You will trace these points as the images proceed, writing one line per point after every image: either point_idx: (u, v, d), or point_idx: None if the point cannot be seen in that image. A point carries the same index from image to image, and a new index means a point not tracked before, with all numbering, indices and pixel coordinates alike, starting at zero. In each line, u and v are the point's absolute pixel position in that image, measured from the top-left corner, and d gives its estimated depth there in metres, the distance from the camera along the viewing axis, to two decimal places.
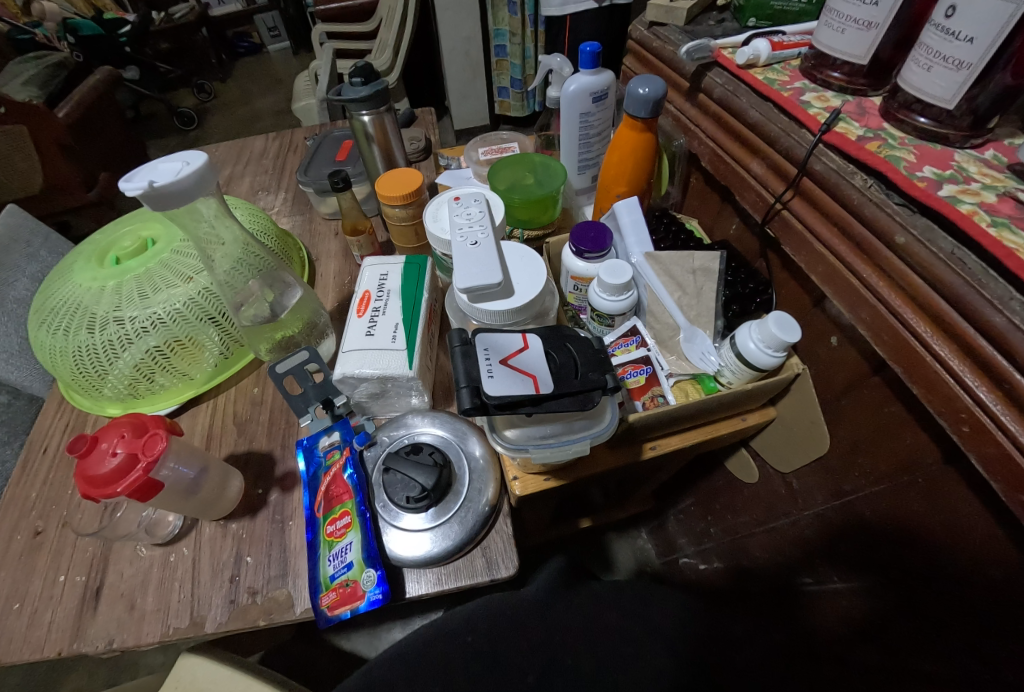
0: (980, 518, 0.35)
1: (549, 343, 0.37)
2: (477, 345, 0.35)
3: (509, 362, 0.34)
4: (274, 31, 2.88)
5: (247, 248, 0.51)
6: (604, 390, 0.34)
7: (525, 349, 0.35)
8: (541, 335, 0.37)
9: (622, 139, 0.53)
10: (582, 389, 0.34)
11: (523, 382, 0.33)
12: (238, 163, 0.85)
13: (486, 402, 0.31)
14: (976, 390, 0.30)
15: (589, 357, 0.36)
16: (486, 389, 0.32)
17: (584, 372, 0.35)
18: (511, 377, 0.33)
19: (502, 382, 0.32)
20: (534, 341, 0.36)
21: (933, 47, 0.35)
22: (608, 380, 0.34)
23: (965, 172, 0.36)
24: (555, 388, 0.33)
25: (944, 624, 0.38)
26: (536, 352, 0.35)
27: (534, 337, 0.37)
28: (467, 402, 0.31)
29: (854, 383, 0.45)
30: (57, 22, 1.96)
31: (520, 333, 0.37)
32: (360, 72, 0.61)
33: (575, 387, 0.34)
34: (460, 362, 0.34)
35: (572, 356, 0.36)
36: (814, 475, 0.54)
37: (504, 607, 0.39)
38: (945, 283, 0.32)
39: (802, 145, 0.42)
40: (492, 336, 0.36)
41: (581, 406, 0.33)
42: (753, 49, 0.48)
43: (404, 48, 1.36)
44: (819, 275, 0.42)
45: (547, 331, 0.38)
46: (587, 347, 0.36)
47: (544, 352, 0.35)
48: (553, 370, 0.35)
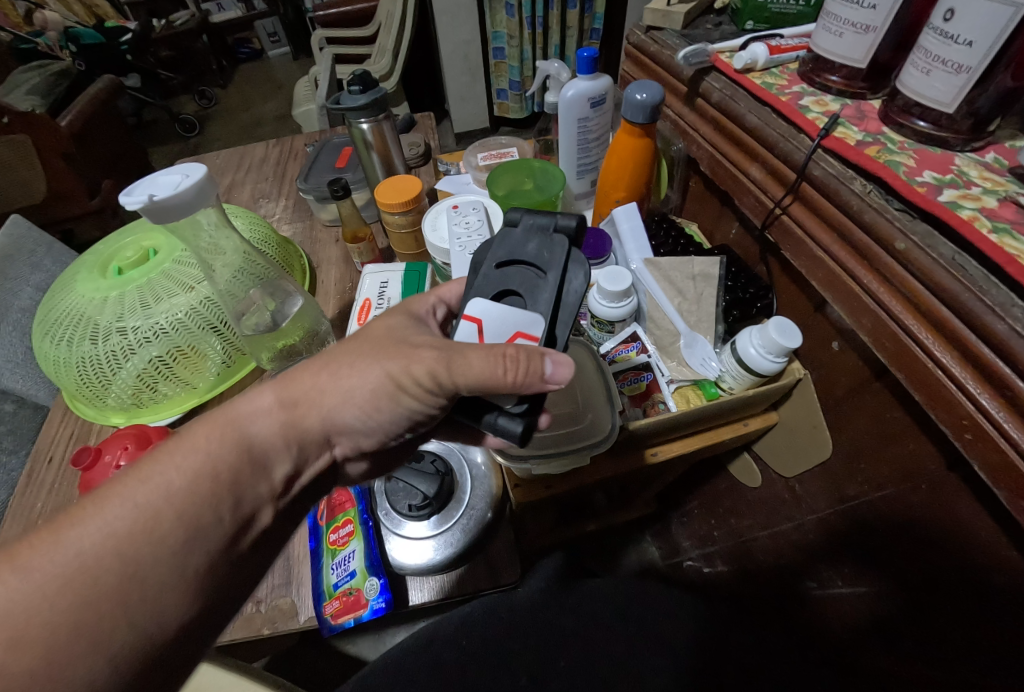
0: (983, 524, 0.35)
1: (494, 290, 0.30)
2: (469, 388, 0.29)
3: None
4: (274, 36, 2.89)
5: (248, 257, 0.51)
6: (570, 223, 0.32)
7: (480, 325, 0.29)
8: (478, 294, 0.30)
9: (621, 145, 0.52)
10: (559, 256, 0.31)
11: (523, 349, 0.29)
12: (239, 171, 0.85)
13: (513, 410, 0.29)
14: (978, 397, 0.30)
15: (535, 238, 0.32)
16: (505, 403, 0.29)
17: (545, 261, 0.31)
18: None
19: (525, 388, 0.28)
20: (484, 307, 0.29)
21: (932, 50, 0.35)
22: (557, 233, 0.32)
23: (966, 177, 0.36)
24: (550, 296, 0.30)
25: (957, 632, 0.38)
26: (503, 314, 0.29)
27: (474, 299, 0.30)
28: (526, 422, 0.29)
29: (855, 388, 0.45)
30: (57, 32, 1.95)
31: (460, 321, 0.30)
32: (358, 80, 0.61)
33: (562, 273, 0.30)
34: (465, 420, 0.30)
35: (521, 262, 0.31)
36: (817, 479, 0.53)
37: (502, 610, 0.39)
38: (945, 289, 0.31)
39: (801, 151, 0.41)
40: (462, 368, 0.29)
41: (567, 262, 0.31)
42: (750, 54, 0.48)
43: (402, 53, 1.35)
44: (820, 280, 0.41)
45: (486, 279, 0.31)
46: (524, 244, 0.32)
47: (495, 303, 0.30)
48: (525, 298, 0.30)
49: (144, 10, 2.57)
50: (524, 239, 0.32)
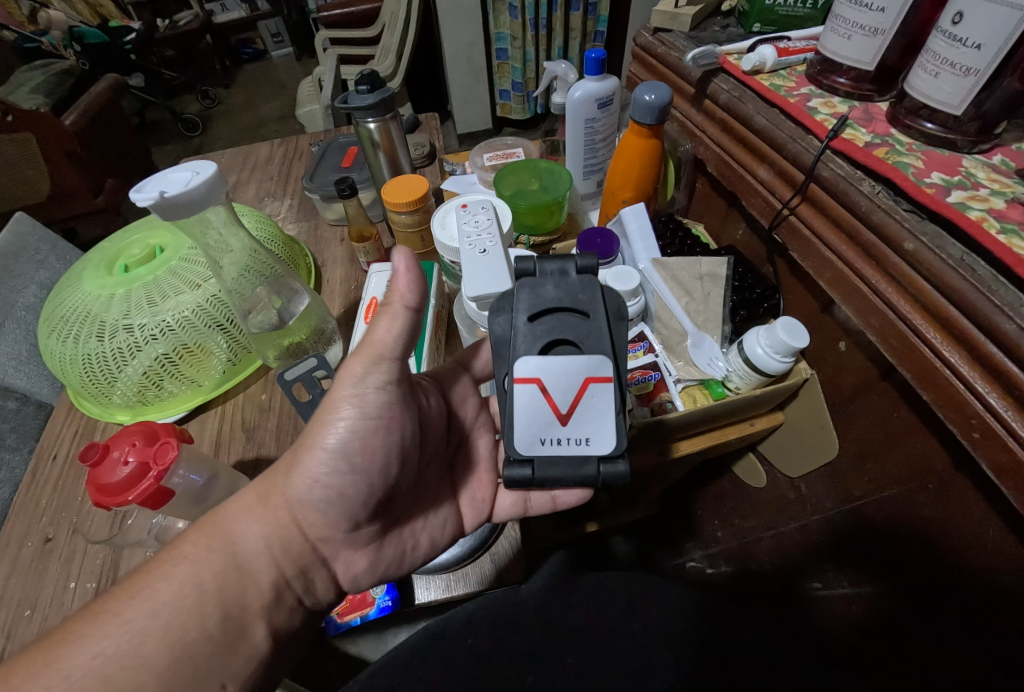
0: (990, 523, 0.35)
1: (546, 345, 0.30)
2: (538, 443, 0.30)
3: (563, 412, 0.30)
4: (277, 37, 2.90)
5: (256, 255, 0.51)
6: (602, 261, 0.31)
7: (542, 388, 0.30)
8: (531, 355, 0.30)
9: (629, 146, 0.53)
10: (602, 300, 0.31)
11: (602, 393, 0.30)
12: (244, 170, 0.85)
13: (614, 453, 0.30)
14: (987, 396, 0.30)
15: (560, 282, 0.31)
16: (604, 449, 0.30)
17: (586, 304, 0.30)
18: (590, 405, 0.30)
19: (609, 429, 0.30)
20: (539, 365, 0.29)
21: (940, 53, 0.35)
22: (584, 272, 0.31)
23: (974, 178, 0.36)
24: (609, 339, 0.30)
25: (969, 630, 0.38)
26: (567, 361, 0.29)
27: (523, 361, 0.30)
28: (622, 460, 0.30)
29: (862, 388, 0.45)
30: (63, 32, 1.92)
31: (521, 391, 0.30)
32: (366, 79, 0.61)
33: (610, 315, 0.30)
34: (568, 483, 0.30)
35: (556, 307, 0.30)
36: (823, 479, 0.53)
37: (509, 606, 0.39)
38: (954, 289, 0.32)
39: (809, 152, 0.42)
40: (529, 425, 0.30)
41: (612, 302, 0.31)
42: (759, 54, 0.48)
43: (406, 53, 1.35)
44: (827, 280, 0.42)
45: (519, 333, 0.30)
46: (549, 289, 0.31)
47: (553, 360, 0.30)
48: (581, 340, 0.30)
49: (147, 10, 2.58)
50: (543, 284, 0.31)
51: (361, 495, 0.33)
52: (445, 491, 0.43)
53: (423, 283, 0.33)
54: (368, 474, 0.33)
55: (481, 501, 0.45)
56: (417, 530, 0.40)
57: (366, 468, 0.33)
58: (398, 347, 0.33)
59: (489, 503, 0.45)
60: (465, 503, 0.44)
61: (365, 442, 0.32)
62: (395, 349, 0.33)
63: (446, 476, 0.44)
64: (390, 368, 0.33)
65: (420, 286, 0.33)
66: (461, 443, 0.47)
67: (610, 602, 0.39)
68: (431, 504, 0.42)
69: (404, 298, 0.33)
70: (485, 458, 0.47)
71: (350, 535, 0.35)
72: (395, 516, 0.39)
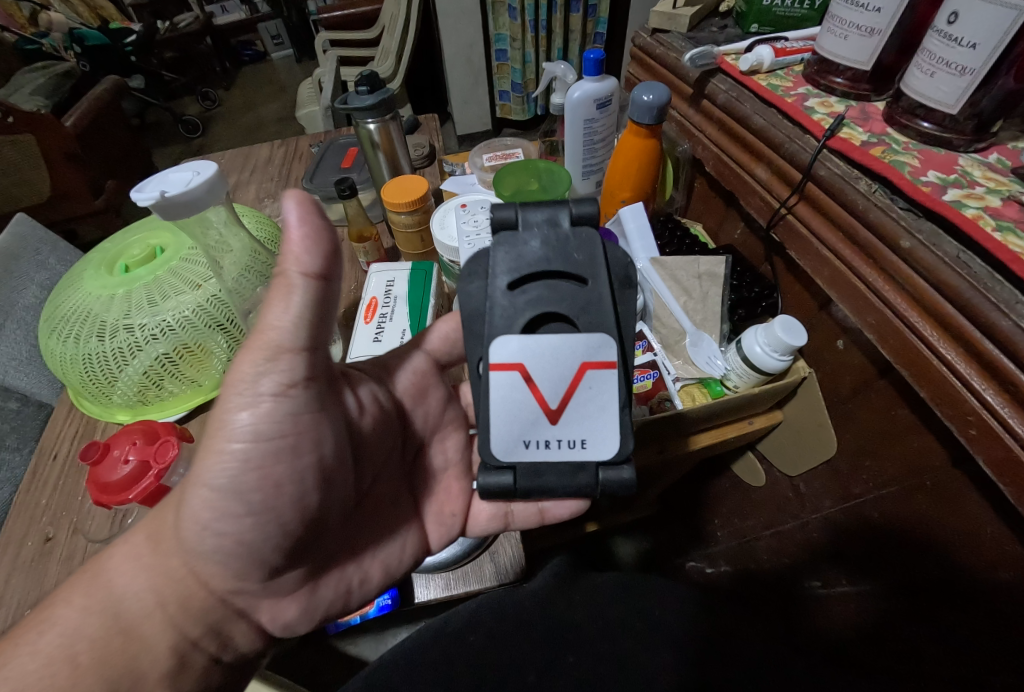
0: (988, 520, 0.35)
1: (534, 327, 0.28)
2: (523, 447, 0.29)
3: (554, 407, 0.28)
4: (277, 39, 2.91)
5: (256, 255, 0.51)
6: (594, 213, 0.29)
7: (529, 380, 0.28)
8: (518, 341, 0.28)
9: (628, 145, 0.53)
10: (595, 260, 0.28)
11: (601, 384, 0.28)
12: (244, 171, 0.85)
13: (617, 457, 0.29)
14: (983, 393, 0.30)
15: (547, 237, 0.28)
16: (606, 453, 0.29)
17: (583, 267, 0.28)
18: (585, 397, 0.28)
19: (607, 432, 0.29)
20: (523, 352, 0.28)
21: (936, 53, 0.35)
22: (574, 226, 0.29)
23: (970, 176, 0.36)
24: (609, 306, 0.28)
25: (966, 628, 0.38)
26: (555, 341, 0.28)
27: (506, 346, 0.28)
28: (627, 466, 0.29)
29: (859, 386, 0.45)
30: (63, 33, 1.94)
31: (505, 384, 0.28)
32: (365, 80, 0.62)
33: (609, 279, 0.28)
34: (564, 490, 0.29)
35: (542, 270, 0.28)
36: (821, 478, 0.53)
37: (509, 603, 0.39)
38: (951, 286, 0.32)
39: (806, 151, 0.42)
40: (512, 427, 0.29)
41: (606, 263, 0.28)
42: (757, 55, 0.49)
43: (406, 55, 1.35)
44: (825, 278, 0.42)
45: (499, 302, 0.28)
46: (534, 247, 0.28)
47: (541, 346, 0.28)
48: (571, 309, 0.28)
49: (149, 12, 2.59)
50: (526, 240, 0.28)
51: (275, 543, 0.28)
52: (394, 511, 0.38)
53: (327, 244, 0.25)
54: (278, 515, 0.27)
55: (450, 516, 0.42)
56: (362, 560, 0.36)
57: (274, 509, 0.27)
58: (302, 334, 0.25)
59: (458, 519, 0.42)
60: (430, 520, 0.41)
61: (273, 476, 0.26)
62: (301, 340, 0.25)
63: (399, 492, 0.39)
64: (291, 365, 0.25)
65: (324, 249, 0.25)
66: (417, 452, 0.42)
67: (609, 599, 0.39)
68: (376, 527, 0.37)
69: (301, 263, 0.24)
70: (451, 464, 0.43)
71: (269, 585, 0.31)
72: (340, 541, 0.34)
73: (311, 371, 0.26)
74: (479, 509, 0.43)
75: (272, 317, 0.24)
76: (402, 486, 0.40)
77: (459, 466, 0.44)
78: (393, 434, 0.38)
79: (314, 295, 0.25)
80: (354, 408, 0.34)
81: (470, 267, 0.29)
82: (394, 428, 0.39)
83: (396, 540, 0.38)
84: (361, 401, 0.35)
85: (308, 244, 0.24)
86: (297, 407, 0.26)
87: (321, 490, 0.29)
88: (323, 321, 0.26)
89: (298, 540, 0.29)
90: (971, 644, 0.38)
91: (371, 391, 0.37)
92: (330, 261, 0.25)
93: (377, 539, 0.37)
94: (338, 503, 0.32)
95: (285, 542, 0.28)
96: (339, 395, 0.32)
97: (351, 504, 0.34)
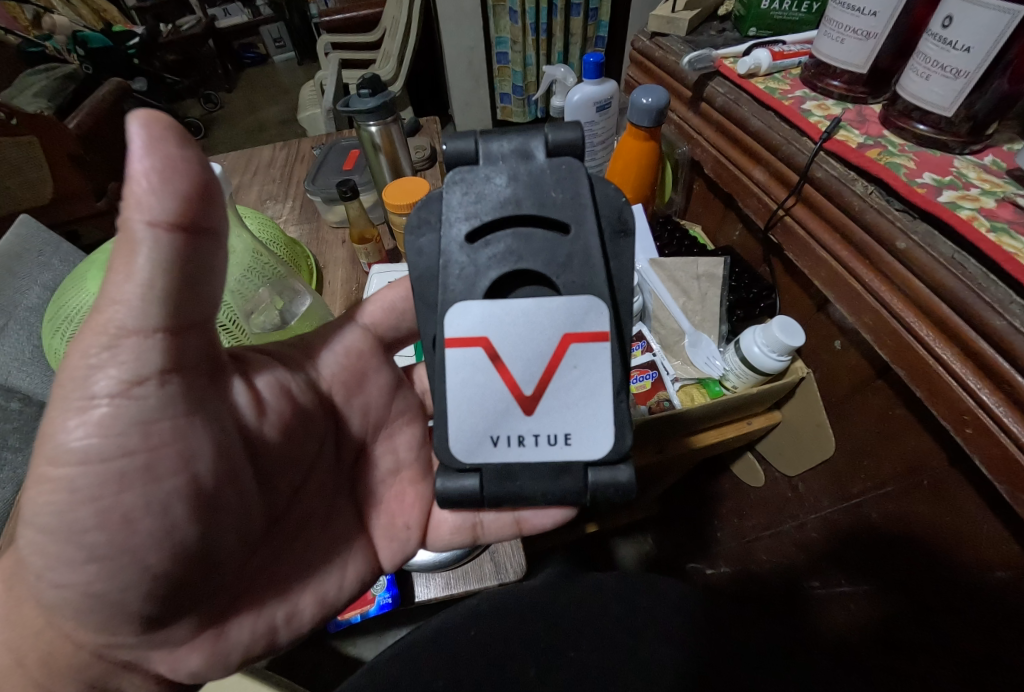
0: (983, 519, 0.36)
1: (504, 289, 0.26)
2: (490, 445, 0.27)
3: (528, 389, 0.26)
4: (280, 41, 2.92)
5: (258, 256, 0.52)
6: (572, 141, 0.25)
7: (498, 357, 0.26)
8: (483, 313, 0.25)
9: (627, 148, 0.53)
10: (574, 198, 0.25)
11: (591, 363, 0.26)
12: (246, 173, 0.86)
13: (610, 454, 0.26)
14: (978, 392, 0.31)
15: (515, 173, 0.25)
16: (598, 449, 0.26)
17: (567, 215, 0.25)
18: (566, 380, 0.26)
19: (594, 431, 0.26)
20: (489, 327, 0.25)
21: (931, 56, 0.35)
22: (549, 157, 0.25)
23: (965, 178, 0.37)
24: (595, 253, 0.25)
25: (966, 624, 0.38)
26: (527, 304, 0.25)
27: (469, 318, 0.25)
28: (623, 467, 0.27)
29: (857, 387, 0.45)
30: (67, 36, 1.96)
31: (472, 361, 0.26)
32: (367, 83, 0.62)
33: (597, 227, 0.25)
34: (537, 497, 0.27)
35: (509, 216, 0.25)
36: (820, 478, 0.54)
37: (509, 596, 0.40)
38: (946, 287, 0.32)
39: (804, 152, 0.42)
40: (477, 423, 0.26)
41: (591, 200, 0.25)
42: (754, 59, 0.50)
43: (408, 57, 1.36)
44: (822, 279, 0.42)
45: (456, 258, 0.25)
46: (501, 187, 0.25)
47: (512, 321, 0.25)
48: (544, 262, 0.25)
49: (152, 15, 2.60)
50: (490, 180, 0.25)
51: (142, 590, 0.23)
52: (331, 527, 0.33)
53: (188, 182, 0.20)
54: (137, 556, 0.22)
55: (405, 529, 0.36)
56: (289, 590, 0.30)
57: (129, 547, 0.22)
58: (152, 313, 0.21)
59: (414, 533, 0.36)
60: (380, 535, 0.36)
61: (122, 507, 0.21)
62: (153, 320, 0.21)
63: (337, 503, 0.34)
64: (133, 354, 0.20)
65: (181, 187, 0.19)
66: (357, 455, 0.36)
67: (607, 595, 0.39)
68: (309, 547, 0.31)
69: (146, 210, 0.19)
70: (406, 460, 0.38)
71: (150, 638, 0.25)
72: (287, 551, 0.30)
73: (176, 360, 0.22)
74: (441, 520, 0.38)
75: (114, 290, 0.20)
76: (340, 495, 0.34)
77: (411, 468, 0.38)
78: (317, 434, 0.33)
79: (171, 249, 0.20)
80: (250, 402, 0.28)
81: (423, 216, 0.26)
82: (322, 428, 0.33)
83: (335, 562, 0.33)
84: (273, 394, 0.29)
85: (157, 180, 0.19)
86: (149, 410, 0.21)
87: (207, 515, 0.24)
88: (193, 290, 0.22)
89: (181, 577, 0.24)
90: (971, 643, 0.38)
91: (285, 380, 0.31)
92: (194, 206, 0.20)
93: (306, 563, 0.31)
94: (245, 521, 0.27)
95: (156, 586, 0.23)
96: (225, 385, 0.26)
97: (265, 523, 0.29)
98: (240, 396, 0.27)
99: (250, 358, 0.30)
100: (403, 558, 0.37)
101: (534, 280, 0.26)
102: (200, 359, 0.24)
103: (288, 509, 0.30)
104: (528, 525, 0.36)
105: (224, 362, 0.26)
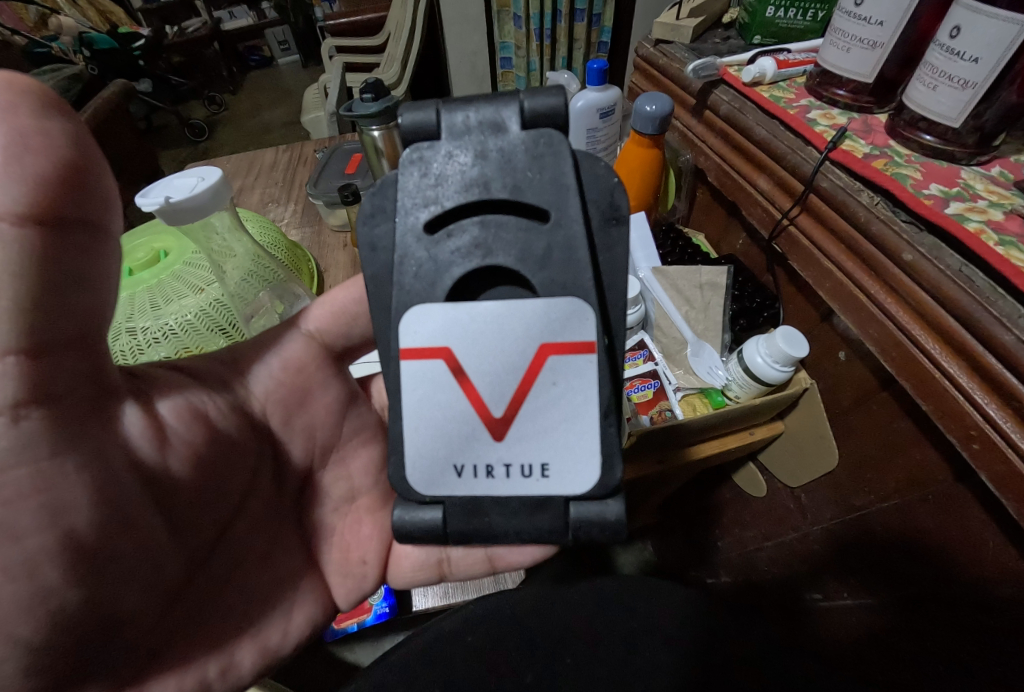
0: (989, 534, 0.35)
1: (470, 296, 0.26)
2: (454, 476, 0.26)
3: (496, 411, 0.25)
4: (285, 44, 2.94)
5: (259, 260, 0.51)
6: (551, 107, 0.24)
7: (458, 374, 0.25)
8: (447, 328, 0.25)
9: (632, 154, 0.53)
10: (552, 178, 0.24)
11: (576, 383, 0.25)
12: (249, 176, 0.86)
13: (596, 495, 0.26)
14: (986, 407, 0.30)
15: (479, 148, 0.24)
16: (582, 485, 0.26)
17: (550, 206, 0.24)
18: (539, 397, 0.25)
19: (573, 463, 0.26)
20: (452, 343, 0.25)
21: (937, 67, 0.35)
22: (525, 125, 0.24)
23: (972, 190, 0.36)
24: (579, 242, 0.24)
25: (975, 639, 0.38)
26: (495, 307, 0.24)
27: (431, 331, 0.25)
28: (612, 501, 0.26)
29: (862, 398, 0.44)
30: (72, 38, 1.97)
31: (436, 379, 0.26)
32: (371, 88, 0.63)
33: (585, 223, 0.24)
34: (512, 536, 0.26)
35: (476, 198, 0.24)
36: (822, 489, 0.53)
37: (504, 602, 0.38)
38: (953, 300, 0.32)
39: (808, 162, 0.42)
40: (439, 451, 0.26)
41: (574, 180, 0.24)
42: (759, 68, 0.49)
43: (411, 63, 1.36)
44: (827, 290, 0.42)
45: (414, 251, 0.25)
46: (466, 166, 0.24)
47: (476, 341, 0.25)
48: (517, 256, 0.24)
49: (158, 17, 2.62)
50: (453, 157, 0.25)
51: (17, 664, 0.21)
52: (273, 566, 0.33)
53: (48, 160, 0.19)
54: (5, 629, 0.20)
55: (360, 564, 0.37)
56: (224, 642, 0.30)
57: None
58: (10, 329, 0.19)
59: (370, 568, 0.37)
60: (334, 573, 0.36)
61: None
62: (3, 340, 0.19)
63: (281, 537, 0.34)
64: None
65: (35, 168, 0.18)
66: (303, 486, 0.36)
67: (607, 600, 0.38)
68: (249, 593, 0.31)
69: None
70: (366, 490, 0.38)
71: None
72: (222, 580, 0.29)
73: (39, 389, 0.20)
74: (402, 555, 0.39)
75: None
76: (286, 531, 0.34)
77: (369, 495, 0.38)
78: (249, 463, 0.31)
79: (23, 248, 0.19)
80: (147, 433, 0.25)
81: (377, 204, 0.25)
82: (258, 456, 0.32)
83: (280, 608, 0.33)
84: (185, 421, 0.27)
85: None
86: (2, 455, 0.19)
87: (92, 574, 0.22)
88: (57, 295, 0.20)
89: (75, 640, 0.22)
90: (972, 654, 0.38)
91: (199, 402, 0.29)
92: (56, 190, 0.19)
93: (244, 612, 0.31)
94: (155, 572, 0.25)
95: (44, 653, 0.21)
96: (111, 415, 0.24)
97: (187, 571, 0.27)
98: (133, 426, 0.25)
99: (152, 377, 0.28)
100: (357, 596, 0.38)
101: (507, 278, 0.25)
102: (78, 384, 0.22)
103: (215, 551, 0.29)
104: (501, 561, 0.39)
105: (115, 385, 0.24)
